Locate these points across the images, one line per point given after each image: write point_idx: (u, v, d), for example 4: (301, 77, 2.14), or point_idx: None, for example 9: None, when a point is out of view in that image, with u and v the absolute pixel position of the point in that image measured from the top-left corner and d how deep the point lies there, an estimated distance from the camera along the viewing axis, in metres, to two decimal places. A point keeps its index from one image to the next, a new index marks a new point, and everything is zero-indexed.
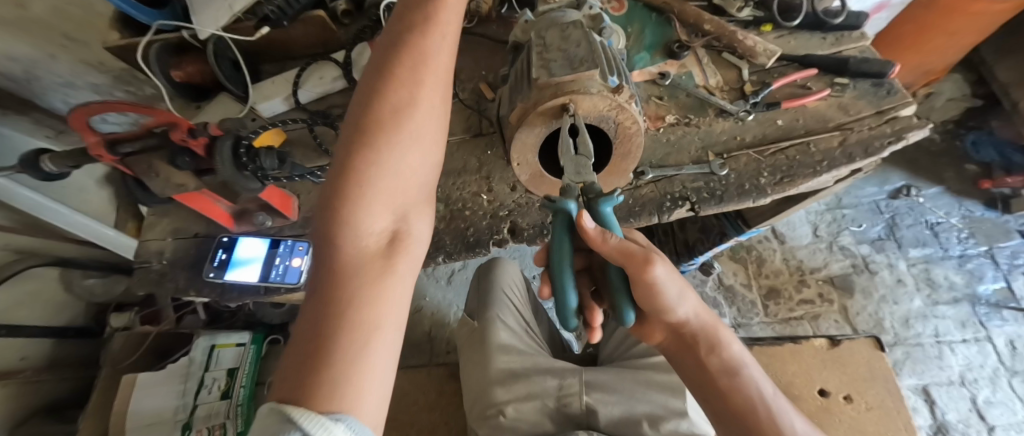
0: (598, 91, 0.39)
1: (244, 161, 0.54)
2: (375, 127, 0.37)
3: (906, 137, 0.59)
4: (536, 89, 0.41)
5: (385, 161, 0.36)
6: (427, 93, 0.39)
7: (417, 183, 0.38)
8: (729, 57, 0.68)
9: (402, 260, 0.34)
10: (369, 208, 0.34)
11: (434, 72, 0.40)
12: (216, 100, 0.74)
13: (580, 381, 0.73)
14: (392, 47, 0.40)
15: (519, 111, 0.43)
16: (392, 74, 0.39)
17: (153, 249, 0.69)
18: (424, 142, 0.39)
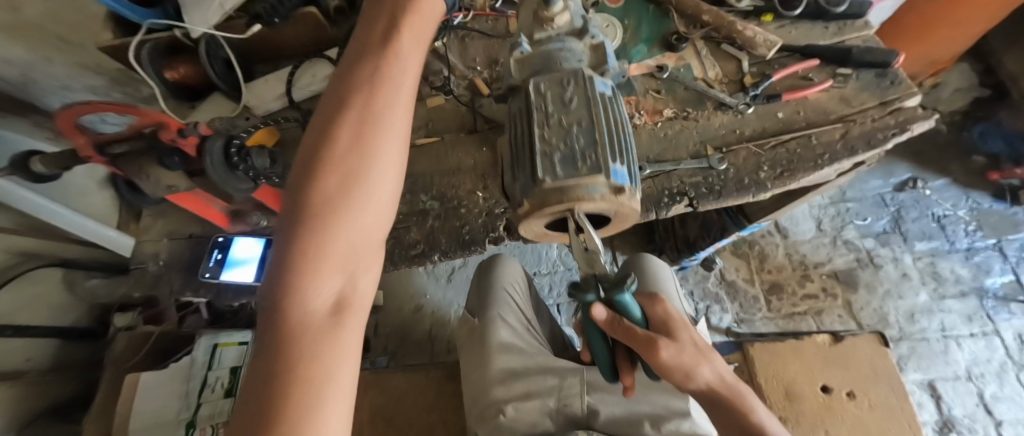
0: (600, 197, 0.37)
1: (235, 162, 0.53)
2: (331, 162, 0.32)
3: (911, 128, 0.58)
4: (540, 188, 0.38)
5: (343, 211, 0.31)
6: (393, 120, 0.35)
7: (379, 228, 0.33)
8: (728, 48, 0.67)
9: (355, 323, 0.30)
10: (319, 264, 0.29)
11: (401, 98, 0.36)
12: (209, 100, 0.74)
13: (581, 381, 0.71)
14: (352, 76, 0.35)
15: (524, 207, 0.41)
16: (352, 108, 0.34)
17: (148, 251, 0.69)
18: (389, 179, 0.34)
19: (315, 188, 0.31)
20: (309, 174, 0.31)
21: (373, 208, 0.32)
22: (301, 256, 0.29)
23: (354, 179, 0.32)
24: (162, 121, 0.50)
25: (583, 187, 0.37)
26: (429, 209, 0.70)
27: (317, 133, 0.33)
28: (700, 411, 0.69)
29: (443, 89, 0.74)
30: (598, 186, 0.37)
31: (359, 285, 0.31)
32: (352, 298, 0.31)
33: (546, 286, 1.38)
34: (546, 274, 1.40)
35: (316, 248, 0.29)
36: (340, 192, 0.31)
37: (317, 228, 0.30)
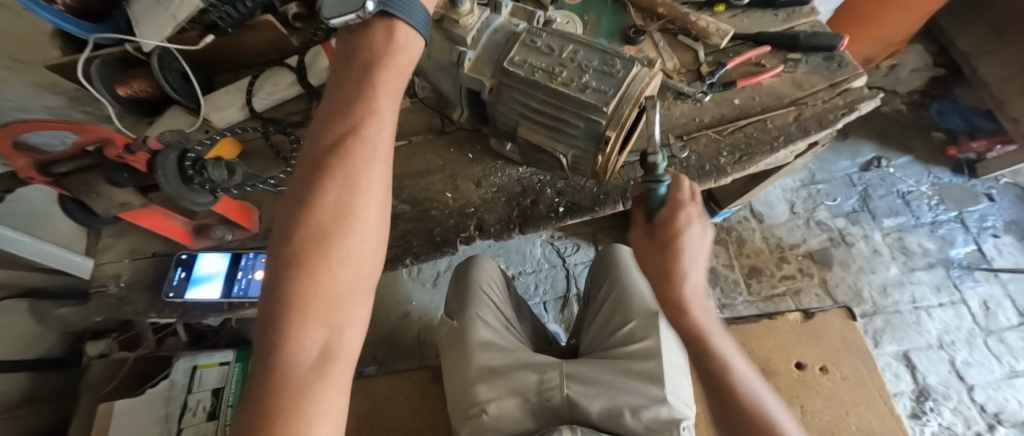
0: (649, 77, 0.46)
1: (190, 175, 0.52)
2: (314, 219, 0.34)
3: (858, 108, 0.61)
4: (609, 114, 0.46)
5: (324, 262, 0.33)
6: (370, 171, 0.37)
7: (361, 277, 0.35)
8: (684, 39, 0.68)
9: (342, 372, 0.32)
10: (303, 317, 0.32)
11: (378, 146, 0.37)
12: (167, 114, 0.72)
13: (560, 374, 0.72)
14: (331, 131, 0.37)
15: (610, 141, 0.47)
16: (327, 163, 0.36)
17: (109, 272, 0.67)
18: (368, 234, 0.36)
19: (299, 245, 0.33)
20: (291, 237, 0.34)
21: (354, 259, 0.34)
22: (288, 311, 0.32)
23: (335, 235, 0.34)
24: (109, 136, 0.49)
25: (635, 80, 0.46)
26: (399, 212, 0.69)
27: (301, 191, 0.35)
28: (677, 394, 0.70)
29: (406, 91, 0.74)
30: (640, 72, 0.46)
31: (344, 334, 0.33)
32: (336, 347, 0.32)
33: (531, 284, 1.39)
34: (531, 273, 1.40)
35: (301, 303, 0.32)
36: (321, 252, 0.33)
37: (302, 284, 0.32)
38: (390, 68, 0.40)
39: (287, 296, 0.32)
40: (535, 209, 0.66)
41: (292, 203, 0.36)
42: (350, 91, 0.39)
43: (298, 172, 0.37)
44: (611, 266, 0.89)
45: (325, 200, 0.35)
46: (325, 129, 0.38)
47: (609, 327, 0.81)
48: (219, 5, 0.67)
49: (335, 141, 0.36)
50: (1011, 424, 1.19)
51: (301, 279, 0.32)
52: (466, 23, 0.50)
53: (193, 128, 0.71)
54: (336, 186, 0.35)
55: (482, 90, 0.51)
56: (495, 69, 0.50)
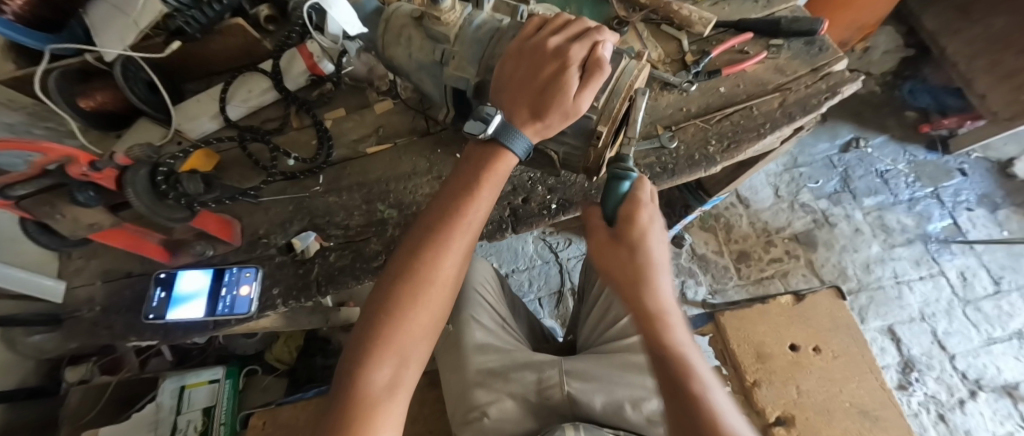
0: (637, 69, 0.46)
1: (164, 189, 0.51)
2: (409, 285, 0.43)
3: (841, 91, 0.61)
4: (600, 108, 0.46)
5: (411, 309, 0.42)
6: (464, 242, 0.44)
7: (430, 331, 0.44)
8: (667, 29, 0.68)
9: (403, 399, 0.42)
10: (382, 354, 0.41)
11: (468, 233, 0.44)
12: (136, 125, 0.69)
13: (559, 372, 0.71)
14: (443, 203, 0.45)
15: (600, 137, 0.47)
16: (434, 231, 0.44)
17: (83, 296, 0.64)
18: (448, 290, 0.44)
19: (391, 301, 0.42)
20: (389, 283, 0.43)
21: (426, 320, 0.43)
22: (372, 349, 0.41)
23: (424, 289, 0.43)
24: (73, 154, 0.44)
25: (624, 73, 0.46)
26: (388, 217, 0.67)
27: (409, 247, 0.44)
28: None
29: (390, 93, 0.74)
30: (628, 65, 0.46)
31: (407, 372, 0.42)
32: (402, 381, 0.42)
33: (525, 281, 1.38)
34: (524, 270, 1.39)
35: (385, 340, 0.41)
36: (411, 300, 0.42)
37: (390, 332, 0.42)
38: (496, 172, 0.44)
39: (378, 330, 0.42)
40: (527, 208, 0.64)
41: (401, 252, 0.45)
42: (461, 181, 0.45)
43: (411, 229, 0.46)
44: None
45: (420, 271, 0.43)
46: (434, 210, 0.45)
47: (603, 321, 0.81)
48: (185, 10, 0.64)
49: (438, 224, 0.44)
50: (991, 389, 1.23)
51: (387, 328, 0.42)
52: (448, 20, 0.47)
53: (165, 140, 0.68)
54: (431, 263, 0.43)
55: (467, 89, 0.50)
56: (481, 66, 0.48)
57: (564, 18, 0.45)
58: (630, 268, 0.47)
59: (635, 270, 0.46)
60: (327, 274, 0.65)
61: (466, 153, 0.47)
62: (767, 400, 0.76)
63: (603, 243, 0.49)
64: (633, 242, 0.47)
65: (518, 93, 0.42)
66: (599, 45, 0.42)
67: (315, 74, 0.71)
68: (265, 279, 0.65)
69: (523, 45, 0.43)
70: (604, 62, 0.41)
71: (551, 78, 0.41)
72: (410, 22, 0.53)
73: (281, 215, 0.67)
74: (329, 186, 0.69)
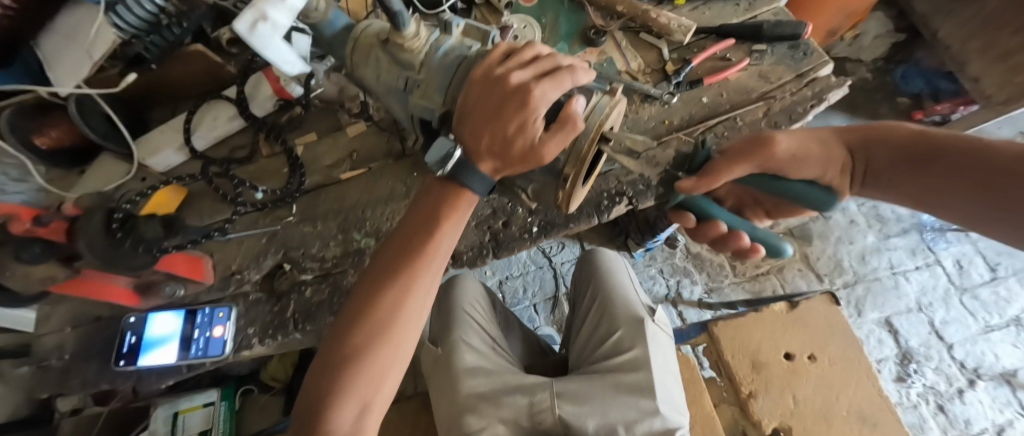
0: (611, 107, 0.41)
1: (119, 237, 0.47)
2: (369, 327, 0.41)
3: (827, 98, 0.59)
4: (569, 149, 0.41)
5: (372, 353, 0.41)
6: (429, 281, 0.43)
7: (393, 370, 0.43)
8: (646, 37, 0.65)
9: None
10: (343, 399, 0.40)
11: (434, 271, 0.43)
12: (97, 163, 0.66)
13: (550, 395, 0.70)
14: (406, 240, 0.42)
15: (569, 180, 0.42)
16: (396, 271, 0.41)
17: (51, 344, 0.61)
18: (413, 328, 0.43)
19: (350, 345, 0.40)
20: (349, 327, 0.41)
21: (388, 361, 0.42)
22: (332, 396, 0.40)
23: (386, 332, 0.41)
24: (11, 210, 0.44)
25: (594, 111, 0.41)
26: (365, 247, 0.65)
27: (369, 286, 0.42)
28: (670, 402, 0.69)
29: (362, 115, 0.71)
30: (599, 102, 0.41)
31: (370, 414, 0.41)
32: (365, 425, 0.41)
33: (519, 288, 1.36)
34: (518, 277, 1.37)
35: (345, 386, 0.40)
36: (372, 345, 0.41)
37: (350, 379, 0.40)
38: (459, 208, 0.42)
39: (338, 377, 0.40)
40: (508, 232, 0.62)
41: (361, 291, 0.42)
42: (424, 215, 0.42)
43: (372, 265, 0.43)
44: (593, 269, 0.86)
45: (380, 313, 0.41)
46: (395, 245, 0.43)
47: (595, 338, 0.79)
48: (145, 36, 0.62)
49: (400, 261, 0.42)
50: (990, 377, 1.23)
51: (348, 373, 0.40)
52: (412, 46, 0.44)
53: (128, 176, 0.65)
54: (394, 303, 0.41)
55: (432, 119, 0.47)
56: (447, 96, 0.45)
57: (534, 51, 0.41)
58: (809, 138, 0.54)
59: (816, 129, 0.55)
60: (304, 310, 0.63)
61: (430, 183, 0.44)
62: (762, 411, 0.74)
63: (779, 152, 0.48)
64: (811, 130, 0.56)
65: (479, 129, 0.39)
66: (572, 99, 0.38)
67: (283, 98, 0.67)
68: (240, 319, 0.63)
69: (486, 76, 0.40)
70: (576, 117, 0.38)
71: (513, 121, 0.37)
72: (377, 42, 0.49)
73: (254, 249, 0.65)
74: (304, 215, 0.67)
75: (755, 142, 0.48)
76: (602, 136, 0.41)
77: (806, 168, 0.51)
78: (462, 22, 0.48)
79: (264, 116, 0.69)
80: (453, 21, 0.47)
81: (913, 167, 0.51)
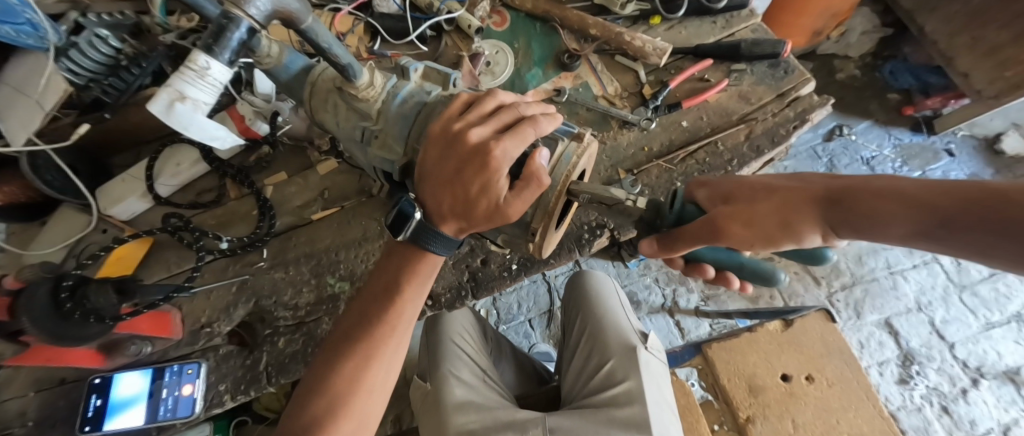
0: (577, 156, 0.39)
1: (69, 308, 0.46)
2: (330, 400, 0.40)
3: (810, 119, 0.57)
4: (538, 201, 0.38)
5: (334, 426, 0.40)
6: (394, 346, 0.42)
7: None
8: (622, 60, 0.63)
9: None
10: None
11: (399, 334, 0.42)
12: (56, 215, 0.64)
13: (542, 430, 0.68)
14: (367, 306, 0.41)
15: (538, 234, 0.40)
16: (358, 339, 0.41)
17: (14, 410, 0.60)
18: (379, 394, 0.43)
19: (311, 420, 0.40)
20: (309, 399, 0.40)
21: (351, 430, 0.41)
22: None
23: (347, 402, 0.41)
24: None
25: (561, 160, 0.38)
26: (339, 291, 0.62)
27: (330, 355, 0.41)
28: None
29: (333, 152, 0.69)
30: (567, 149, 0.39)
31: None
32: None
33: (514, 304, 1.33)
34: (511, 293, 1.35)
35: None
36: (333, 417, 0.40)
37: None
38: (422, 272, 0.40)
39: None
40: (486, 270, 0.59)
41: (323, 358, 0.42)
42: (385, 281, 0.41)
43: (335, 330, 0.42)
44: (582, 294, 0.84)
45: (342, 383, 0.40)
46: (356, 312, 0.42)
47: (587, 369, 0.75)
48: (102, 79, 0.63)
49: (361, 330, 0.41)
50: (993, 376, 1.21)
51: None
52: (367, 96, 0.42)
53: (88, 230, 0.63)
54: (355, 373, 0.40)
55: (394, 170, 0.44)
56: (407, 146, 0.42)
57: (495, 101, 0.39)
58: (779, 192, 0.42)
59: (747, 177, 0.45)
60: (277, 363, 0.60)
61: (393, 242, 0.42)
62: None
63: (740, 231, 0.41)
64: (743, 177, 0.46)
65: (440, 191, 0.37)
66: (536, 153, 0.36)
67: (250, 139, 0.65)
68: (210, 374, 0.60)
69: (445, 133, 0.38)
70: (543, 173, 0.35)
71: (474, 182, 0.35)
72: (335, 89, 0.47)
73: (224, 299, 0.62)
74: (275, 260, 0.64)
75: (709, 224, 0.41)
76: (570, 185, 0.39)
77: (772, 242, 0.41)
78: (420, 65, 0.46)
79: (230, 157, 0.67)
80: (409, 66, 0.45)
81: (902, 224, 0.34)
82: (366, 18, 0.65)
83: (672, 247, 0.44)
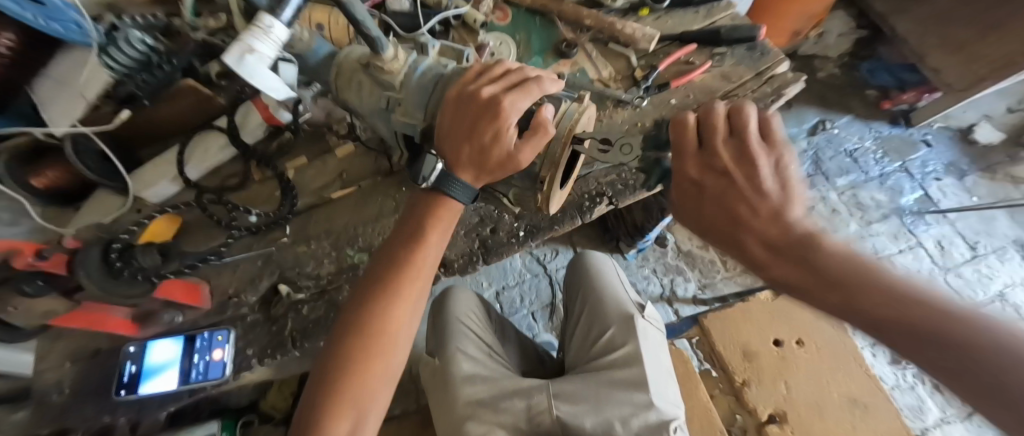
0: (579, 110, 0.44)
1: (117, 267, 0.50)
2: (361, 341, 0.44)
3: (785, 93, 0.63)
4: (545, 151, 0.44)
5: (365, 365, 0.44)
6: (416, 293, 0.47)
7: (386, 382, 0.46)
8: (615, 47, 0.69)
9: None
10: (336, 418, 0.43)
11: (420, 280, 0.47)
12: (93, 200, 0.68)
13: (547, 396, 0.71)
14: (391, 257, 0.46)
15: (546, 181, 0.45)
16: (384, 285, 0.45)
17: (50, 380, 0.62)
18: (403, 340, 0.47)
19: (342, 363, 0.44)
20: (341, 342, 0.44)
21: (380, 373, 0.45)
22: (328, 410, 0.43)
23: (376, 344, 0.45)
24: (15, 246, 0.46)
25: (564, 116, 0.44)
26: (359, 262, 0.68)
27: (359, 303, 0.45)
28: (665, 397, 0.70)
29: (350, 136, 0.74)
30: (569, 107, 0.45)
31: (363, 427, 0.44)
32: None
33: (517, 297, 1.33)
34: (514, 286, 1.34)
35: (338, 398, 0.43)
36: (363, 357, 0.44)
37: (344, 391, 0.43)
38: (441, 220, 0.46)
39: (330, 391, 0.43)
40: (496, 237, 0.64)
41: (352, 307, 0.46)
42: (407, 233, 0.47)
43: (362, 282, 0.47)
44: (582, 274, 0.89)
45: (371, 326, 0.45)
46: (383, 262, 0.47)
47: (589, 340, 0.80)
48: (136, 74, 0.64)
49: (388, 277, 0.46)
50: None
51: (341, 385, 0.43)
52: (392, 68, 0.47)
53: (124, 209, 0.67)
54: (381, 316, 0.45)
55: (415, 134, 0.50)
56: (426, 112, 0.48)
57: (503, 66, 0.45)
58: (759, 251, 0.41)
59: (727, 214, 0.42)
60: (302, 328, 0.65)
61: (414, 198, 0.49)
62: (758, 401, 0.77)
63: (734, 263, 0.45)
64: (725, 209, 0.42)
65: (457, 144, 0.43)
66: (542, 106, 0.41)
67: (272, 125, 0.69)
68: (239, 340, 0.64)
69: (460, 95, 0.43)
70: (548, 122, 0.41)
71: (488, 131, 0.41)
72: (360, 68, 0.52)
73: (249, 272, 0.67)
74: (298, 236, 0.69)
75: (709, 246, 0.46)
76: (574, 137, 0.45)
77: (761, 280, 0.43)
78: (437, 44, 0.54)
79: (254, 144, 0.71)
80: (428, 43, 0.52)
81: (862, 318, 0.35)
82: (381, 14, 0.69)
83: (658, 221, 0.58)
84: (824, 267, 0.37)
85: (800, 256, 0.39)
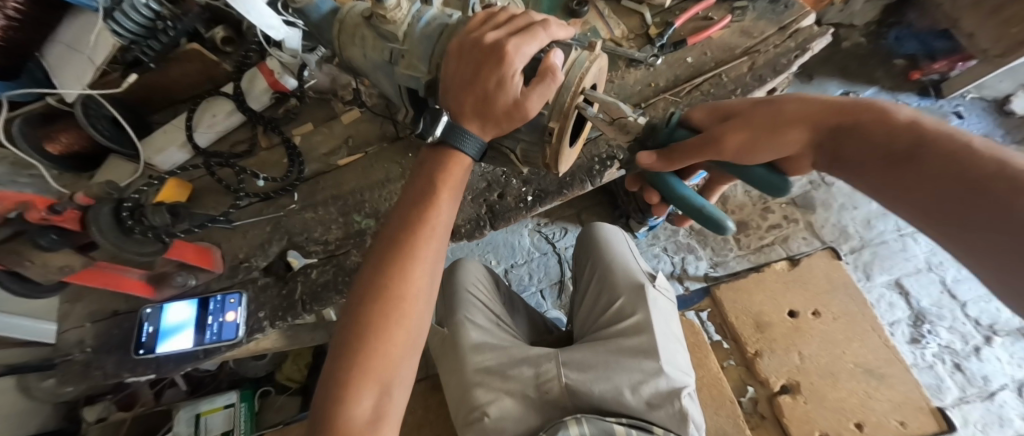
0: (590, 62, 0.43)
1: (129, 225, 0.52)
2: (378, 307, 0.42)
3: (810, 47, 0.61)
4: (554, 100, 0.42)
5: (385, 332, 0.42)
6: (432, 254, 0.45)
7: (409, 350, 0.44)
8: (627, 4, 0.66)
9: (389, 429, 0.43)
10: (363, 384, 0.41)
11: (436, 238, 0.45)
12: (107, 163, 0.68)
13: (556, 365, 0.70)
14: (404, 216, 0.45)
15: (554, 132, 0.44)
16: (399, 247, 0.44)
17: (73, 339, 0.65)
18: (422, 305, 0.45)
19: (364, 329, 0.42)
20: (359, 308, 0.42)
21: (402, 340, 0.43)
22: (349, 382, 0.41)
23: (395, 311, 0.43)
24: (26, 199, 0.46)
25: (574, 64, 0.43)
26: (366, 228, 0.68)
27: (374, 270, 0.44)
28: (674, 365, 0.70)
29: (355, 102, 0.72)
30: (579, 56, 0.43)
31: (389, 398, 0.43)
32: (385, 409, 0.43)
33: (525, 275, 1.28)
34: (523, 264, 1.28)
35: (359, 371, 0.41)
36: (382, 324, 0.42)
37: (365, 361, 0.41)
38: (453, 173, 0.45)
39: (349, 361, 0.42)
40: (503, 203, 0.63)
41: (367, 274, 0.44)
42: (419, 191, 0.45)
43: (376, 246, 0.45)
44: (592, 244, 0.88)
45: (389, 290, 0.43)
46: (394, 224, 0.45)
47: (599, 308, 0.80)
48: (142, 41, 0.65)
49: (403, 235, 0.44)
50: (1006, 333, 1.17)
51: (360, 355, 0.41)
52: (394, 17, 0.45)
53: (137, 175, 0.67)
54: (398, 279, 0.43)
55: (419, 88, 0.48)
56: (431, 64, 0.46)
57: (507, 13, 0.44)
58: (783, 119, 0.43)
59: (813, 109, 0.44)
60: (310, 291, 0.66)
61: (423, 156, 0.47)
62: (769, 370, 0.85)
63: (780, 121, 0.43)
64: (867, 119, 0.41)
65: (461, 94, 0.42)
66: (549, 51, 0.40)
67: (278, 92, 0.68)
68: (250, 304, 0.66)
69: (463, 43, 0.42)
70: (556, 67, 0.39)
71: (492, 77, 0.40)
72: (363, 21, 0.51)
73: (260, 237, 0.67)
74: (305, 202, 0.69)
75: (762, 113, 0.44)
76: (584, 89, 0.43)
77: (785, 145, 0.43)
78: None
79: (260, 110, 0.70)
80: None
81: (890, 154, 0.39)
82: None
83: (673, 158, 0.42)
84: (889, 151, 0.39)
85: (931, 149, 0.37)
